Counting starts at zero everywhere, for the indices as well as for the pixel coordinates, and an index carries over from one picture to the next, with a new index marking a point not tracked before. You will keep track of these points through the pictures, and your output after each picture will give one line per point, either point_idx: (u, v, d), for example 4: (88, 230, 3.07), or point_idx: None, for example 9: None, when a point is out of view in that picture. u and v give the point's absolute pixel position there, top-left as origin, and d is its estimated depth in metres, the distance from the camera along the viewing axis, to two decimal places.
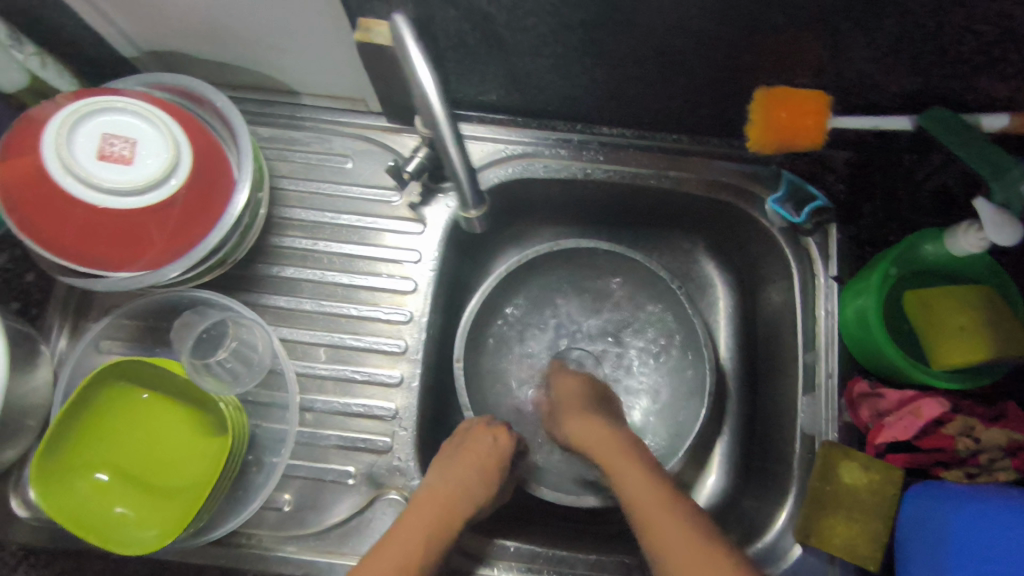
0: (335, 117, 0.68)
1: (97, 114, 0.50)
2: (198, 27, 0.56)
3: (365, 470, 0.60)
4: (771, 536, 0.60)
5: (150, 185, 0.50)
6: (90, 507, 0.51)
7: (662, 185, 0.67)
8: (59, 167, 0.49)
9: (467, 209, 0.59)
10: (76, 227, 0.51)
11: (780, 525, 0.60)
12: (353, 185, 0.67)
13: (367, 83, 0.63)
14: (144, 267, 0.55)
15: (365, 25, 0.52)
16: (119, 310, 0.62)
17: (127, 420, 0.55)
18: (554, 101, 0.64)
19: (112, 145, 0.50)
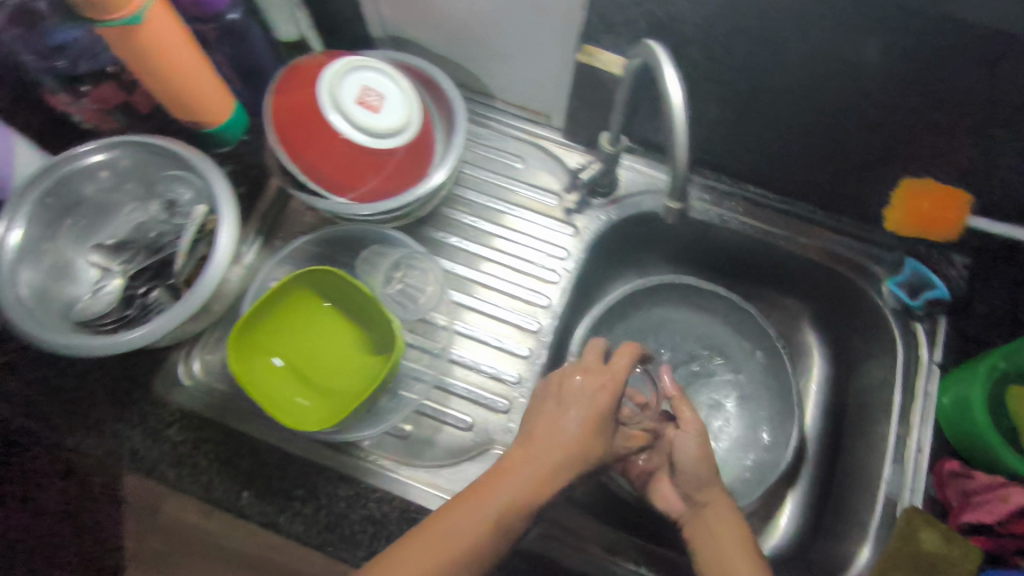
0: (517, 123, 0.78)
1: (363, 69, 0.61)
2: (448, 23, 0.68)
3: (481, 424, 0.67)
4: None
5: (389, 134, 0.61)
6: (265, 382, 0.59)
7: (790, 247, 0.75)
8: (327, 99, 0.59)
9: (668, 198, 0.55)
10: (321, 150, 0.61)
11: None
12: (522, 183, 0.77)
13: (560, 100, 0.73)
14: (356, 198, 0.64)
15: (589, 50, 0.62)
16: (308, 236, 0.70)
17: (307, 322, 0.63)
18: (712, 153, 0.73)
19: (369, 96, 0.61)
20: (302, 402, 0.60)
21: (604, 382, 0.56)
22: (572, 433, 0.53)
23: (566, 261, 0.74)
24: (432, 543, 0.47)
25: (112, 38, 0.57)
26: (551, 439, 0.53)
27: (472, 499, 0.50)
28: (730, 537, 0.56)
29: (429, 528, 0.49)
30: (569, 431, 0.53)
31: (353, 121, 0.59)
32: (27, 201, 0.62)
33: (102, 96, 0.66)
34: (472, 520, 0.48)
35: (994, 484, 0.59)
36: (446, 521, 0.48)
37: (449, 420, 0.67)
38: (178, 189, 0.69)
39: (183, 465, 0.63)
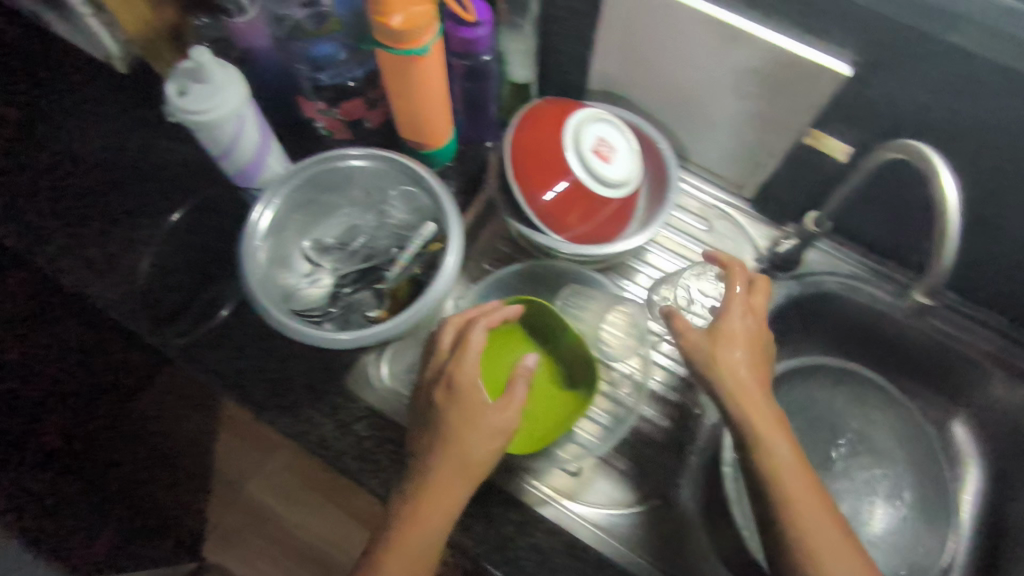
0: (707, 187, 0.81)
1: (602, 120, 0.66)
2: (672, 91, 0.72)
3: (649, 475, 0.70)
4: None
5: (618, 185, 0.65)
6: None
7: (969, 353, 0.74)
8: (567, 144, 0.65)
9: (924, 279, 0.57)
10: (553, 189, 0.65)
11: None
12: (706, 246, 0.80)
13: (758, 175, 0.75)
14: (568, 238, 0.68)
15: (818, 135, 0.65)
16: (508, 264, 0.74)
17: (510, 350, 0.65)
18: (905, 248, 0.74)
19: (603, 145, 0.65)
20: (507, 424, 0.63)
21: (746, 314, 0.59)
22: (704, 344, 0.58)
23: None
24: (422, 532, 0.53)
25: (389, 61, 0.62)
26: (482, 417, 0.55)
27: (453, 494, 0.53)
28: (753, 405, 0.55)
29: (417, 510, 0.53)
30: (752, 369, 0.57)
31: (592, 169, 0.64)
32: (280, 192, 0.67)
33: (349, 111, 0.73)
34: (450, 503, 0.53)
35: None
36: (432, 504, 0.53)
37: (617, 463, 0.70)
38: (395, 213, 0.73)
39: (366, 460, 0.66)
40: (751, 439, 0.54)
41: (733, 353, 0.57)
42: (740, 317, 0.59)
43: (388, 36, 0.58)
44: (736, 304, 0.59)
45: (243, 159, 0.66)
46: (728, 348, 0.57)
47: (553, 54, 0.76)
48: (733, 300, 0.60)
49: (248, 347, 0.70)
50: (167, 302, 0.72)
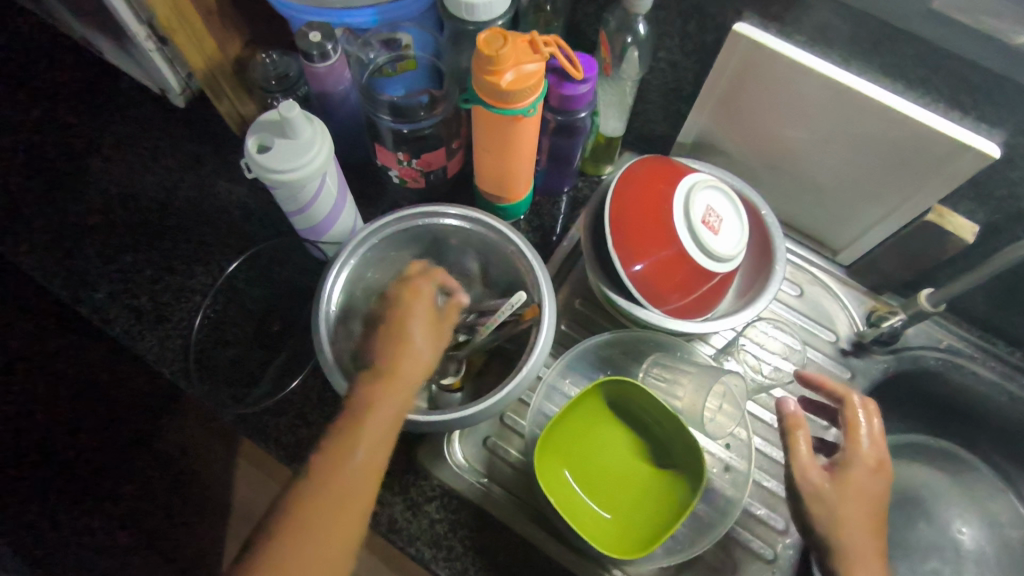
0: (797, 249, 0.76)
1: (709, 190, 0.62)
2: (777, 152, 0.68)
3: (747, 567, 0.62)
4: None
5: (726, 259, 0.60)
6: (556, 483, 0.57)
7: None
8: (674, 214, 0.60)
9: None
10: (658, 259, 0.60)
11: None
12: (798, 313, 0.74)
13: (861, 244, 0.71)
14: (666, 312, 0.61)
15: (942, 211, 0.61)
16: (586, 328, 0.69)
17: (597, 429, 0.61)
18: (1012, 324, 0.70)
19: (711, 217, 0.61)
20: (608, 517, 0.57)
21: (876, 470, 0.52)
22: (826, 492, 0.50)
23: None
24: (347, 515, 0.43)
25: (488, 116, 0.57)
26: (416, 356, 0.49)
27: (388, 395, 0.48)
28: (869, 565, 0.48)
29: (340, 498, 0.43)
30: (870, 519, 0.50)
31: (702, 241, 0.59)
32: (358, 251, 0.62)
33: (429, 161, 0.67)
34: (366, 469, 0.45)
35: None
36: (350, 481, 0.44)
37: (709, 557, 0.62)
38: (462, 273, 0.69)
39: (440, 546, 0.60)
40: (841, 568, 0.49)
41: (858, 502, 0.50)
42: (873, 479, 0.52)
43: (506, 99, 0.53)
44: (867, 461, 0.52)
45: (317, 214, 0.61)
46: (851, 498, 0.50)
47: (643, 105, 0.72)
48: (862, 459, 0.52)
49: (310, 412, 0.63)
50: (220, 357, 0.65)
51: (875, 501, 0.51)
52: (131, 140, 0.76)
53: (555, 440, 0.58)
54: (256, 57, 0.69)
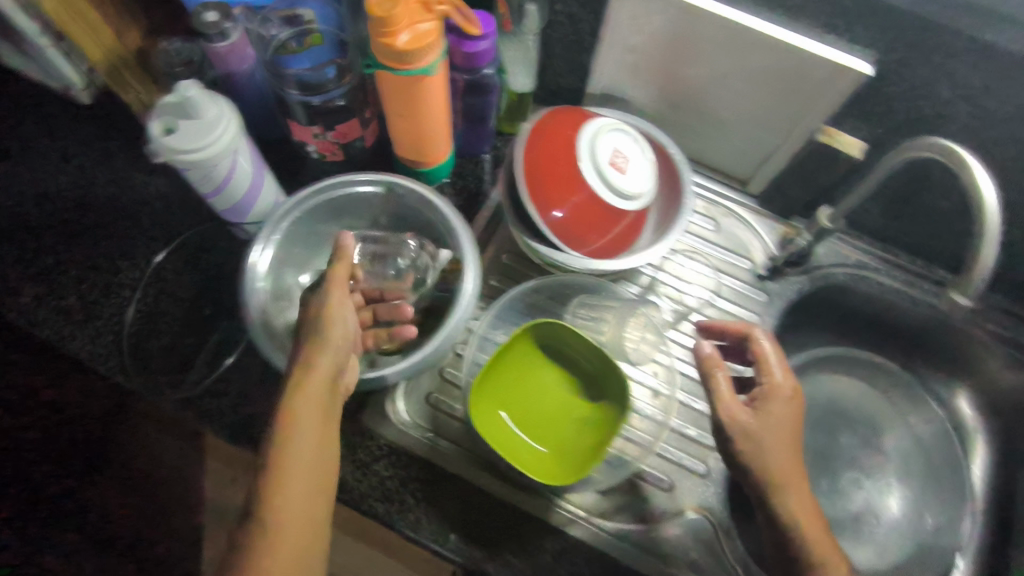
0: (710, 186, 0.81)
1: (615, 133, 0.65)
2: (679, 94, 0.71)
3: (678, 483, 0.68)
4: None
5: (635, 197, 0.63)
6: (492, 423, 0.60)
7: (971, 331, 0.76)
8: (583, 158, 0.62)
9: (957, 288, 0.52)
10: (571, 203, 0.63)
11: None
12: (716, 246, 0.78)
13: (767, 173, 0.76)
14: (585, 253, 0.64)
15: (830, 132, 0.65)
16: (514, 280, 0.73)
17: (528, 368, 0.64)
18: (906, 234, 0.75)
19: (618, 158, 0.64)
20: (542, 451, 0.61)
21: (791, 397, 0.56)
22: (751, 427, 0.54)
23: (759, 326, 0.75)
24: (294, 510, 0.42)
25: (396, 81, 0.59)
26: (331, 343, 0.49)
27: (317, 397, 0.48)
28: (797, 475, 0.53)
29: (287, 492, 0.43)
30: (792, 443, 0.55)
31: (611, 183, 0.62)
32: (281, 229, 0.64)
33: (344, 133, 0.69)
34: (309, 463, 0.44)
35: None
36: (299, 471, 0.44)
37: (646, 478, 0.67)
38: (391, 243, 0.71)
39: (392, 500, 0.63)
40: (778, 499, 0.53)
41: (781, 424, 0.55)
42: (788, 399, 0.56)
43: (403, 59, 0.55)
44: (782, 390, 0.57)
45: (234, 194, 0.62)
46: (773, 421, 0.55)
47: (550, 60, 0.74)
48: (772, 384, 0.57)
49: (252, 390, 0.64)
50: (153, 346, 0.66)
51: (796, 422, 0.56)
52: (39, 141, 0.75)
53: (490, 385, 0.60)
54: (157, 45, 0.68)
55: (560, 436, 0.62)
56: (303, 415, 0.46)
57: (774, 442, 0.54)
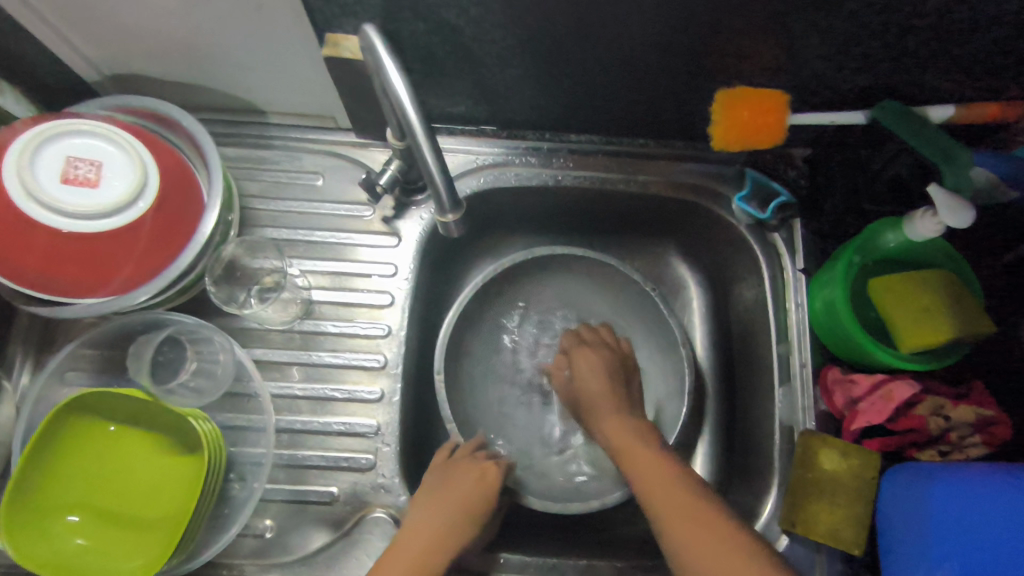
0: (302, 134, 0.67)
1: (62, 138, 0.49)
2: (166, 49, 0.56)
3: (349, 488, 0.59)
4: (759, 527, 0.60)
5: (124, 206, 0.50)
6: (57, 547, 0.49)
7: (630, 188, 0.69)
8: (22, 192, 0.47)
9: (443, 213, 0.52)
10: (41, 255, 0.49)
11: (765, 517, 0.60)
12: (326, 203, 0.66)
13: (336, 100, 0.62)
14: (112, 291, 0.53)
15: (333, 40, 0.52)
16: (81, 340, 0.59)
17: (94, 455, 0.52)
18: (523, 113, 0.65)
19: (77, 168, 0.49)
20: (83, 544, 0.50)
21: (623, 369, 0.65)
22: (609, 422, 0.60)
23: (399, 277, 0.65)
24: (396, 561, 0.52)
25: None
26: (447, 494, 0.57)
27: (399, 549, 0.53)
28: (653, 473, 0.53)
29: (399, 549, 0.53)
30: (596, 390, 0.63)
31: (68, 209, 0.48)
32: None
33: None
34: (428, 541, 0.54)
35: (877, 383, 0.57)
36: (418, 540, 0.54)
37: (308, 496, 0.59)
38: None
39: None
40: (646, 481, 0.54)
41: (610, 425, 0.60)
42: (629, 416, 0.60)
43: None
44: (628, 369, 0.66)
45: None
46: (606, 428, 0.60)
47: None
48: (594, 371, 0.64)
49: None
50: None
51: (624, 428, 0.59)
52: None
53: (34, 507, 0.49)
54: None
55: (133, 526, 0.51)
56: (445, 491, 0.57)
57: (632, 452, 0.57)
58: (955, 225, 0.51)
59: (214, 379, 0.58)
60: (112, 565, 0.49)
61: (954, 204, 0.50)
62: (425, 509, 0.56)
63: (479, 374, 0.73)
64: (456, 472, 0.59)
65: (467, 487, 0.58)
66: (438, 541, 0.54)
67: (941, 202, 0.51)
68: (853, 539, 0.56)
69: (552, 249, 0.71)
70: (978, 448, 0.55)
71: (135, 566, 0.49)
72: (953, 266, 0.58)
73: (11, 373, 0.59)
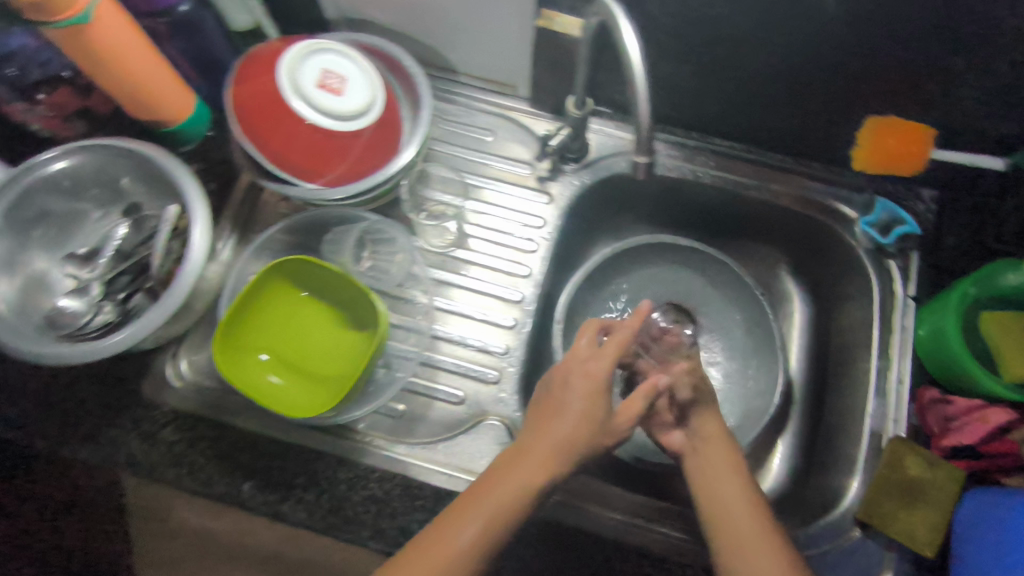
0: (483, 96, 0.78)
1: (321, 51, 0.61)
2: (404, 2, 0.68)
3: (473, 396, 0.68)
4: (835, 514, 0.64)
5: (352, 117, 0.60)
6: (252, 376, 0.59)
7: (762, 195, 0.75)
8: (284, 83, 0.59)
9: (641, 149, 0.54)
10: (284, 135, 0.60)
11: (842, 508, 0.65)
12: (493, 156, 0.76)
13: (524, 68, 0.72)
14: (324, 184, 0.64)
15: (547, 15, 0.62)
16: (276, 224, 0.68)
17: (287, 311, 0.63)
18: (680, 109, 0.73)
19: (328, 78, 0.60)
20: (270, 379, 0.60)
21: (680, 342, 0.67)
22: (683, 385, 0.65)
23: (544, 229, 0.74)
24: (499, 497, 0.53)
25: (64, 41, 0.56)
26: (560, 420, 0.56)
27: (513, 470, 0.54)
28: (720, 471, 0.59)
29: (492, 483, 0.53)
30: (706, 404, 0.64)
31: (318, 105, 0.59)
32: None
33: (62, 102, 0.66)
34: (539, 459, 0.55)
35: (973, 406, 0.61)
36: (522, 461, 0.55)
37: (440, 395, 0.68)
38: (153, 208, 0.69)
39: (181, 463, 0.63)
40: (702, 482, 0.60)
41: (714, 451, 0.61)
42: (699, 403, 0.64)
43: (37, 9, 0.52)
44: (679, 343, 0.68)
45: None
46: (699, 457, 0.62)
47: None
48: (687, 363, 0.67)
49: (25, 381, 0.65)
50: None
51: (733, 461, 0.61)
52: None
53: (240, 336, 0.59)
54: None
55: (307, 376, 0.61)
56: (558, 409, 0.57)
57: (715, 487, 0.59)
58: None
59: (386, 275, 0.70)
60: (291, 399, 0.59)
61: None
62: (539, 425, 0.57)
63: None
64: (584, 367, 0.59)
65: (581, 402, 0.57)
66: (535, 457, 0.55)
67: None
68: (927, 542, 0.59)
69: (673, 239, 0.81)
70: None
71: (308, 402, 0.59)
72: None
73: (219, 241, 0.71)
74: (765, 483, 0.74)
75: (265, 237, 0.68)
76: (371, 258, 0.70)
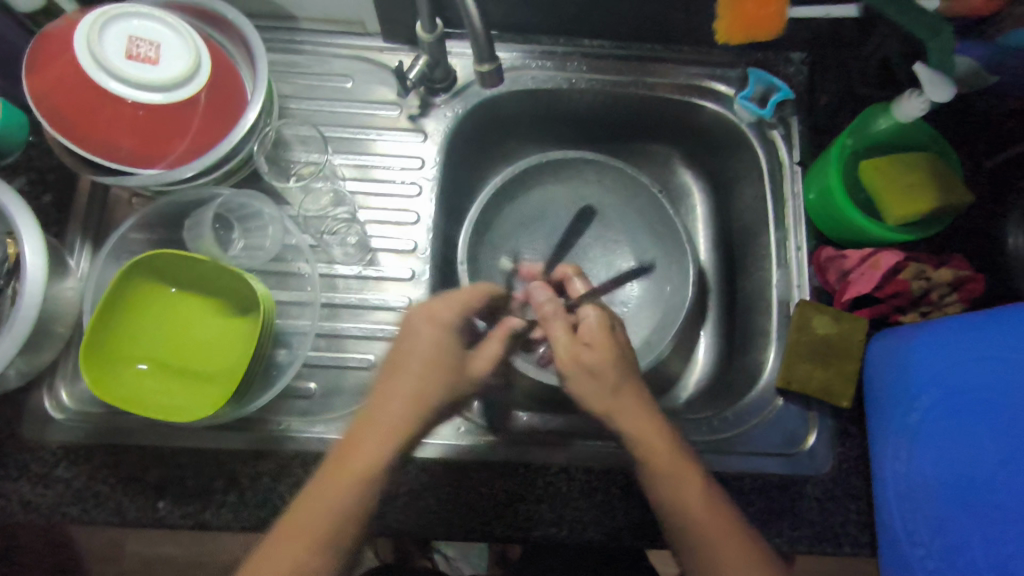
0: (331, 39, 0.71)
1: (125, 18, 0.53)
2: None
3: (384, 355, 0.66)
4: (764, 379, 0.67)
5: (175, 85, 0.54)
6: (135, 390, 0.55)
7: (640, 90, 0.73)
8: (90, 61, 0.52)
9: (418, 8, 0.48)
10: (105, 118, 0.54)
11: (770, 366, 0.67)
12: (356, 102, 0.71)
13: (366, 4, 0.66)
14: (168, 164, 0.58)
15: None
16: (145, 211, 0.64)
17: (155, 312, 0.58)
18: (538, 15, 0.69)
19: (138, 46, 0.53)
20: (153, 384, 0.56)
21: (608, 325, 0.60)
22: (580, 355, 0.58)
23: (424, 170, 0.71)
24: None
25: None
26: None
27: None
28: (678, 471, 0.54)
29: None
30: (614, 393, 0.57)
31: (131, 80, 0.53)
32: None
33: None
34: None
35: (867, 254, 0.63)
36: None
37: (349, 362, 0.65)
38: None
39: (85, 498, 0.58)
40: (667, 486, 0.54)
41: (653, 442, 0.55)
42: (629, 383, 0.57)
43: None
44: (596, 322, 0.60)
45: None
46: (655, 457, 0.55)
47: None
48: (609, 341, 0.59)
49: None
50: None
51: (681, 464, 0.55)
52: None
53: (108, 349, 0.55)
54: None
55: (199, 378, 0.58)
56: None
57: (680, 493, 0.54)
58: (938, 101, 0.57)
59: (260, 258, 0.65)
60: (184, 400, 0.56)
61: (936, 80, 0.56)
62: None
63: (496, 274, 0.78)
64: None
65: None
66: None
67: (926, 78, 0.56)
68: (843, 394, 0.63)
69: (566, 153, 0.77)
70: (955, 306, 0.62)
71: (184, 408, 0.54)
72: (937, 148, 0.63)
73: (72, 255, 0.64)
74: (687, 388, 0.76)
75: (118, 240, 0.63)
76: (242, 239, 0.66)
